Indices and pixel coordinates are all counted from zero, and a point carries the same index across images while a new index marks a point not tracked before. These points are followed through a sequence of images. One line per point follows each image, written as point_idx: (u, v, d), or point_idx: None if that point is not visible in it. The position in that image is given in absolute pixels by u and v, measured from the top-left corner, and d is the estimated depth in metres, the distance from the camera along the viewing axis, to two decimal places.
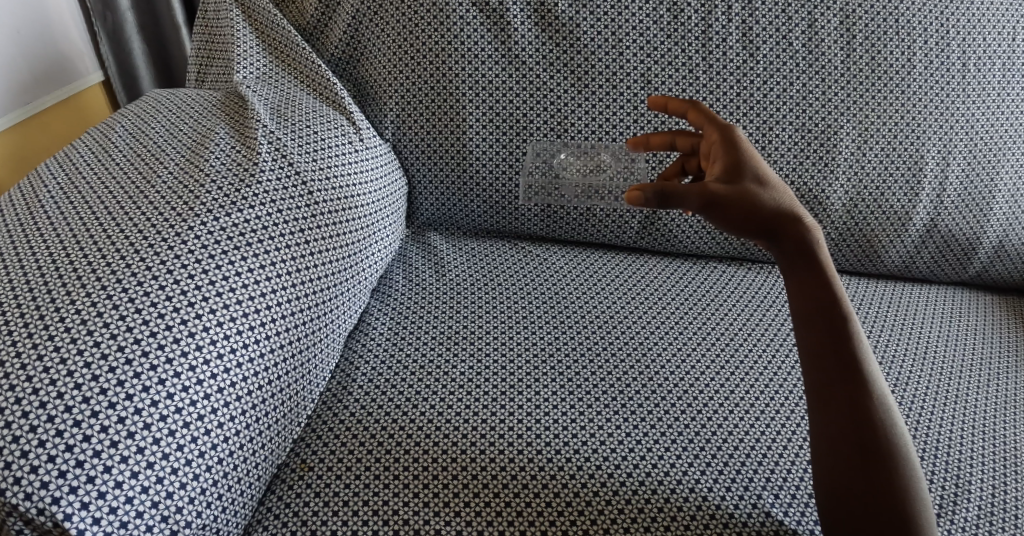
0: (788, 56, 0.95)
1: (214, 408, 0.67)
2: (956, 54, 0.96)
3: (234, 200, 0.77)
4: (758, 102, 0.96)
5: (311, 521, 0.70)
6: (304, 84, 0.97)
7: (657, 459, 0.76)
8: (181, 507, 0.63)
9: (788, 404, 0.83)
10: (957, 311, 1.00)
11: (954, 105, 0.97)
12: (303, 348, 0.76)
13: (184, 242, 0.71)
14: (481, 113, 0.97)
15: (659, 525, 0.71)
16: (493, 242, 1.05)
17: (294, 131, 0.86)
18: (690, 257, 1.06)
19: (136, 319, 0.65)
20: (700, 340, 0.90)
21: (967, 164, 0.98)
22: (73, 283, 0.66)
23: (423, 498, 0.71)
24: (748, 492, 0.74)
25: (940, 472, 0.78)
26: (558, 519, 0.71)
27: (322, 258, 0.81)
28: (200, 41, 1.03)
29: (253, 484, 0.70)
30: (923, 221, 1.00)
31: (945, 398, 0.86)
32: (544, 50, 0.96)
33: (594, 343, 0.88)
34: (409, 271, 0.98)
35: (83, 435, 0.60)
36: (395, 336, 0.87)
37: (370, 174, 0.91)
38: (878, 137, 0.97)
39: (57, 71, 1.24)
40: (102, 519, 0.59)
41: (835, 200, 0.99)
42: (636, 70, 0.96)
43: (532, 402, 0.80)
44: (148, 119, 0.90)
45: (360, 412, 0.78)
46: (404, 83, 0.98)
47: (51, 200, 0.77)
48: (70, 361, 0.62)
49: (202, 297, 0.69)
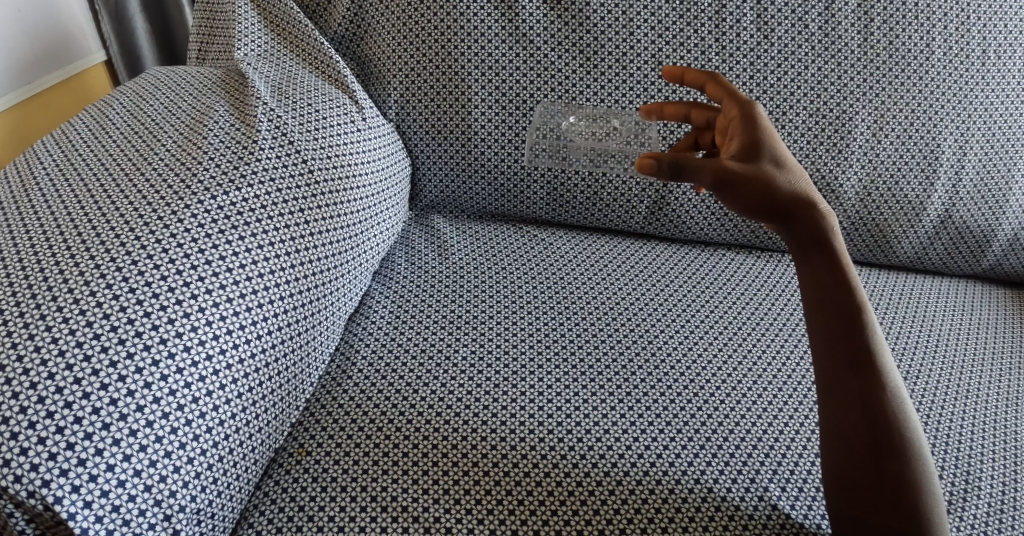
0: (803, 39, 0.93)
1: (209, 391, 0.65)
2: (977, 40, 0.93)
3: (233, 177, 0.75)
4: (771, 86, 0.94)
5: (308, 507, 0.69)
6: (305, 61, 0.94)
7: (664, 449, 0.74)
8: (175, 491, 0.62)
9: (796, 395, 0.81)
10: (969, 304, 0.98)
11: (972, 93, 0.94)
12: (301, 330, 0.75)
13: (180, 220, 0.70)
14: (487, 93, 0.95)
15: (662, 516, 0.70)
16: (497, 226, 1.03)
17: (295, 109, 0.84)
18: (698, 244, 1.04)
19: (129, 299, 0.63)
20: (707, 327, 0.88)
21: (985, 154, 0.95)
22: (65, 263, 0.65)
23: (423, 485, 0.70)
24: (755, 485, 0.73)
25: (950, 467, 0.77)
26: (559, 509, 0.70)
27: (322, 238, 0.79)
28: (201, 19, 1.01)
29: (249, 468, 0.69)
30: (937, 211, 0.98)
31: (957, 393, 0.84)
32: (552, 29, 0.93)
33: (600, 329, 0.86)
34: (412, 254, 0.96)
35: (74, 417, 0.58)
36: (396, 320, 0.86)
37: (373, 153, 0.89)
38: (893, 124, 0.95)
39: (59, 48, 1.22)
40: (92, 503, 0.58)
41: (848, 187, 0.97)
42: (647, 50, 0.93)
43: (535, 387, 0.79)
44: (146, 96, 0.88)
45: (359, 396, 0.77)
46: (407, 62, 0.95)
47: (46, 177, 0.75)
48: (61, 340, 0.60)
49: (197, 277, 0.67)
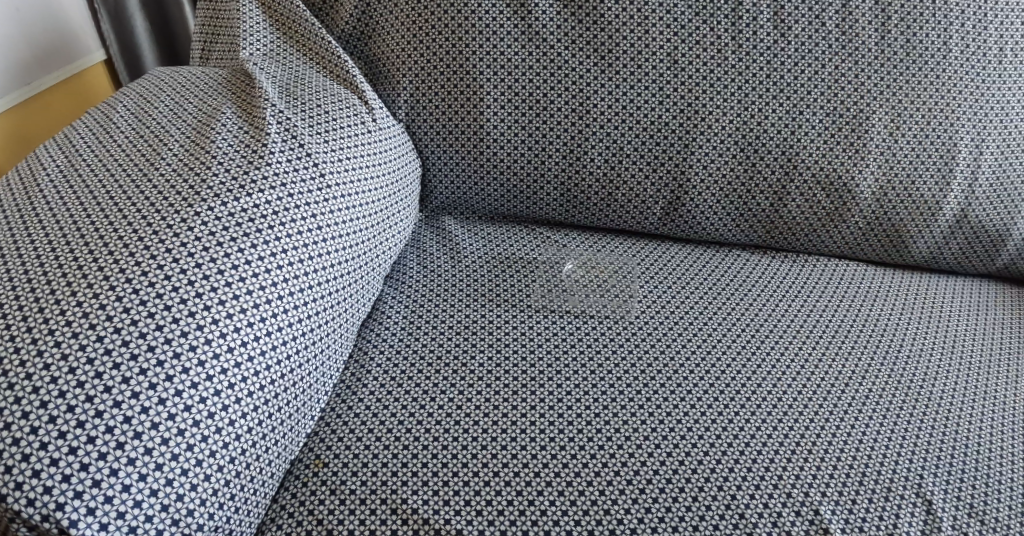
0: (819, 37, 0.91)
1: (224, 405, 0.64)
2: (994, 37, 0.92)
3: (243, 183, 0.73)
4: (788, 85, 0.93)
5: (326, 520, 0.68)
6: (312, 61, 0.93)
7: (685, 456, 0.73)
8: (192, 509, 0.61)
9: (818, 400, 0.80)
10: (985, 303, 0.97)
11: (989, 90, 0.93)
12: (315, 340, 0.73)
13: (190, 229, 0.68)
14: (498, 93, 0.93)
15: (687, 524, 0.69)
16: (509, 227, 1.01)
17: (304, 112, 0.83)
18: (712, 243, 1.03)
19: (141, 312, 0.62)
20: (724, 331, 0.87)
21: (1002, 153, 0.94)
22: (73, 275, 0.63)
23: (442, 496, 0.69)
24: (779, 491, 0.72)
25: (972, 471, 0.76)
26: (581, 519, 0.69)
27: (335, 244, 0.77)
28: (205, 18, 0.99)
29: (267, 481, 0.68)
30: (954, 210, 0.97)
31: (977, 396, 0.84)
32: (565, 27, 0.91)
33: (617, 334, 0.85)
34: (423, 257, 0.95)
35: (87, 436, 0.57)
36: (409, 325, 0.84)
37: (384, 156, 0.87)
38: (911, 123, 0.93)
39: (58, 49, 1.20)
40: (109, 524, 0.57)
41: (864, 186, 0.96)
42: (662, 49, 0.92)
43: (553, 395, 0.78)
44: (150, 98, 0.86)
45: (375, 405, 0.76)
46: (417, 62, 0.93)
47: (50, 184, 0.74)
48: (71, 357, 0.59)
49: (210, 288, 0.66)
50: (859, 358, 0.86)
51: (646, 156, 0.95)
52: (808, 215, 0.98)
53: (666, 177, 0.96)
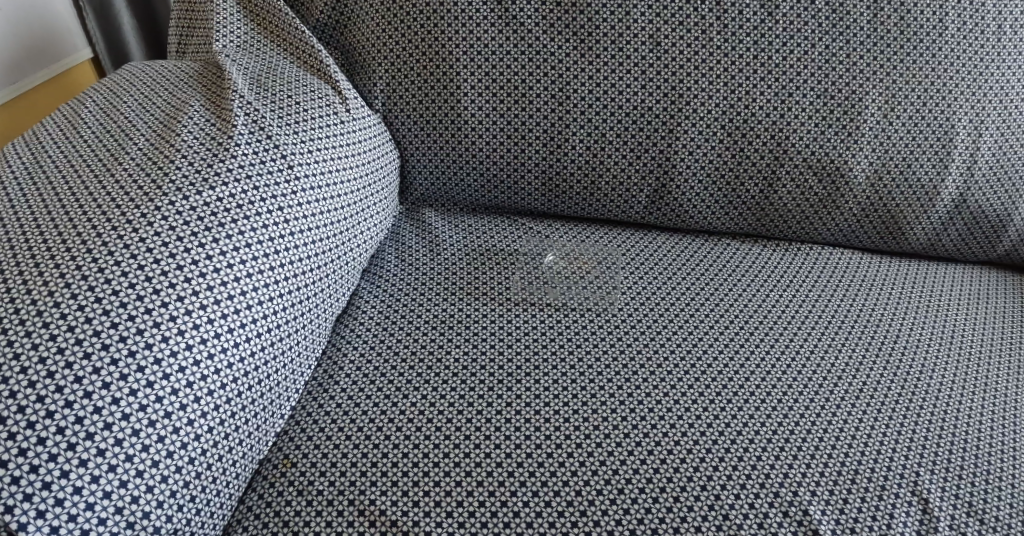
0: (809, 16, 0.88)
1: (183, 405, 0.61)
2: (992, 14, 0.88)
3: (207, 177, 0.71)
4: (777, 66, 0.89)
5: (293, 522, 0.66)
6: (286, 52, 0.90)
7: (668, 454, 0.71)
8: (148, 512, 0.59)
9: (807, 394, 0.77)
10: (985, 291, 0.94)
11: (988, 69, 0.89)
12: (283, 337, 0.71)
13: (150, 224, 0.66)
14: (477, 80, 0.91)
15: (668, 525, 0.66)
16: (492, 219, 0.99)
17: (273, 102, 0.80)
18: (701, 233, 1.00)
19: (96, 309, 0.60)
20: (711, 323, 0.84)
21: (1002, 133, 0.91)
22: (29, 273, 0.61)
23: (412, 497, 0.67)
24: (765, 490, 0.69)
25: (969, 467, 0.73)
26: (557, 520, 0.66)
27: (304, 238, 0.75)
28: (181, 11, 0.96)
29: (231, 482, 0.65)
30: (953, 194, 0.94)
31: (976, 388, 0.80)
32: (544, 11, 0.88)
33: (600, 327, 0.82)
34: (402, 250, 0.92)
35: (37, 438, 0.55)
36: (385, 321, 0.82)
37: (357, 147, 0.85)
38: (905, 105, 0.90)
39: (42, 47, 1.18)
40: (59, 528, 0.54)
41: (858, 171, 0.92)
42: (645, 31, 0.89)
43: (532, 391, 0.75)
44: (119, 92, 0.84)
45: (347, 403, 0.74)
46: (392, 49, 0.91)
47: (13, 180, 0.72)
48: (23, 357, 0.57)
49: (168, 283, 0.63)
50: (852, 350, 0.82)
51: (630, 143, 0.93)
52: (800, 201, 0.95)
53: (651, 165, 0.94)
